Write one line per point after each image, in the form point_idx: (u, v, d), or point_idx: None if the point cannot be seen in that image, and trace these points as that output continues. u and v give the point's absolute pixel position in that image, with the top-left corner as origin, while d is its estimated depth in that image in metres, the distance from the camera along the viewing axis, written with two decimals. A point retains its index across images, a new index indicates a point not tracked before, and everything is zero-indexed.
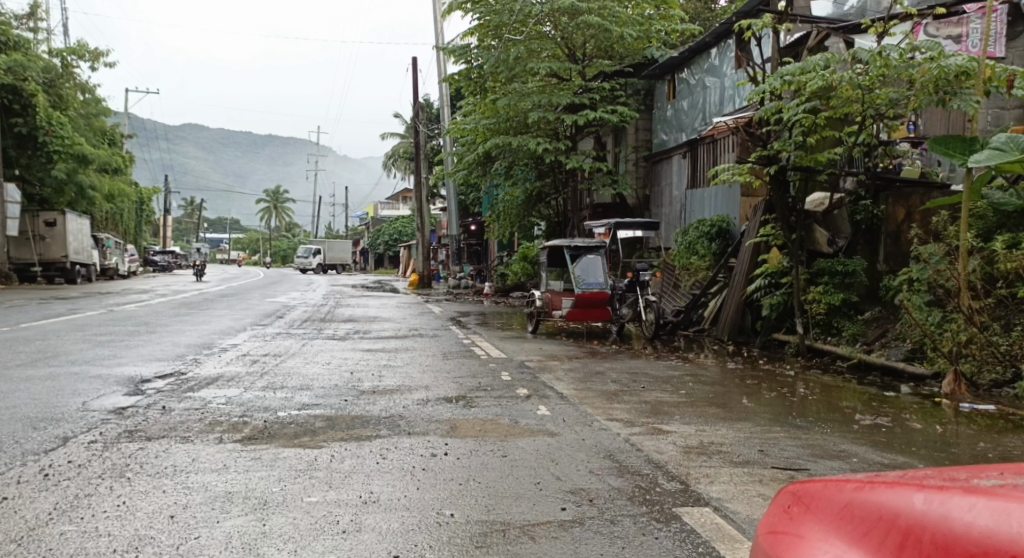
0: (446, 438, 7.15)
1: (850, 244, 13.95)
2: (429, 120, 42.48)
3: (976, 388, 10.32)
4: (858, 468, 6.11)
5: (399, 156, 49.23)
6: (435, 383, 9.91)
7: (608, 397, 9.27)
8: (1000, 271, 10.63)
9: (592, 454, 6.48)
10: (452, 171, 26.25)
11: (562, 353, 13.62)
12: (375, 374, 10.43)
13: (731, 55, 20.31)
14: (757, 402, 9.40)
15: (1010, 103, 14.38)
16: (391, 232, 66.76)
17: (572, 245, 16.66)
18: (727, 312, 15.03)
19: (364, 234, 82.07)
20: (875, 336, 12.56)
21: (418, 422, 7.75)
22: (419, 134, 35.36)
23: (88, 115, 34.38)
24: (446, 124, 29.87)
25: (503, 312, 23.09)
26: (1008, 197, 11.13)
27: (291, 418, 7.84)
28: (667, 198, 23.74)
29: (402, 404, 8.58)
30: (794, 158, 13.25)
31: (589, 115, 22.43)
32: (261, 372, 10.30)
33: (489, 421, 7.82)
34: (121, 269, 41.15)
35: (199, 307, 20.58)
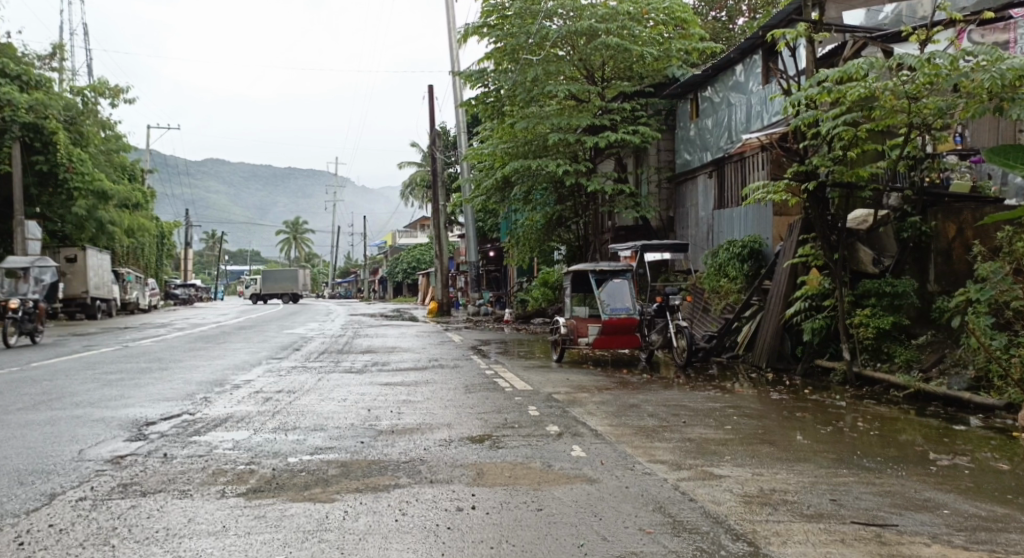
0: (473, 487, 6.35)
1: (897, 264, 13.03)
2: (445, 146, 42.00)
3: None
4: (954, 533, 5.33)
5: (417, 184, 48.71)
6: (460, 420, 9.12)
7: (647, 434, 8.46)
8: None
9: (639, 507, 5.72)
10: (470, 198, 25.51)
11: (589, 384, 12.75)
12: (394, 411, 9.64)
13: (757, 70, 19.56)
14: (814, 438, 8.58)
15: None
16: (409, 260, 66.21)
17: (597, 269, 15.87)
18: (764, 338, 14.16)
19: (383, 264, 81.52)
20: (932, 363, 11.66)
21: (442, 467, 6.96)
22: (436, 161, 34.74)
23: (110, 151, 33.82)
24: (464, 149, 29.23)
25: (526, 340, 22.28)
26: None
27: (302, 465, 7.08)
28: (694, 219, 22.91)
29: (422, 445, 7.79)
30: (835, 174, 12.36)
31: (610, 136, 21.69)
32: (272, 412, 9.52)
33: (520, 465, 7.03)
34: (142, 304, 40.60)
35: (215, 340, 19.88)
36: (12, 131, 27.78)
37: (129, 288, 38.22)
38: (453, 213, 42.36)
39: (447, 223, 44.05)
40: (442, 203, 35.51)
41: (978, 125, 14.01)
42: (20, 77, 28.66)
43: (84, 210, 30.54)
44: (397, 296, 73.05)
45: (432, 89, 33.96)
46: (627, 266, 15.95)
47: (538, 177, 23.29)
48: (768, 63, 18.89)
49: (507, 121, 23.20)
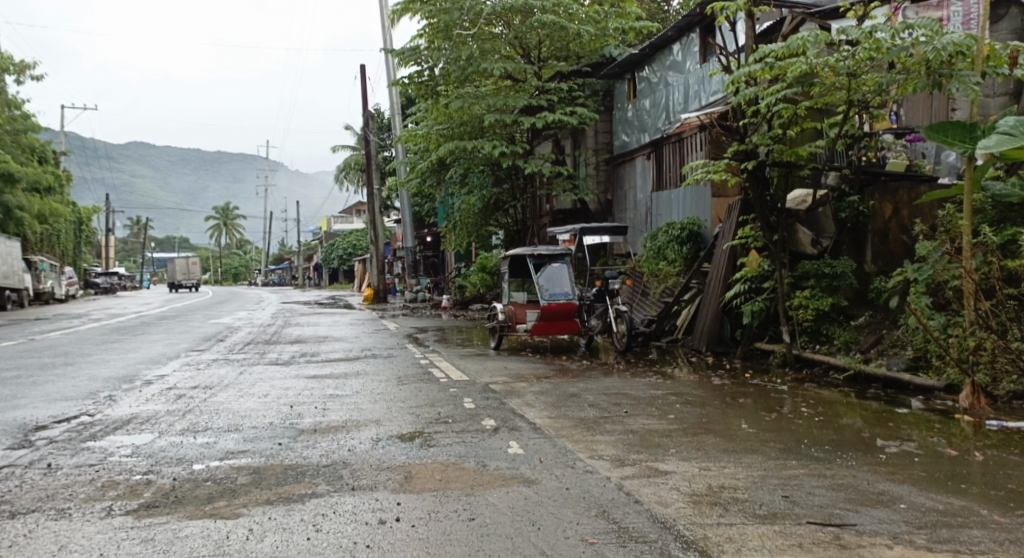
0: (399, 494, 5.84)
1: (835, 244, 12.78)
2: (379, 129, 41.19)
3: (993, 402, 9.18)
4: (915, 536, 5.01)
5: (351, 168, 47.82)
6: (391, 416, 8.59)
7: (587, 427, 8.04)
8: (1009, 266, 9.64)
9: (582, 513, 5.34)
10: (404, 181, 24.84)
11: (529, 373, 12.30)
12: (319, 407, 9.07)
13: (694, 49, 19.28)
14: (759, 426, 8.21)
15: (996, 90, 12.97)
16: (345, 246, 65.01)
17: (534, 253, 15.44)
18: (704, 322, 13.84)
19: (317, 250, 80.24)
20: (869, 344, 11.47)
21: (365, 471, 6.45)
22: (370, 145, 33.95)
23: (15, 132, 32.17)
24: (398, 131, 28.59)
25: (464, 328, 21.78)
26: (1010, 188, 9.99)
27: (208, 473, 6.49)
28: (632, 202, 22.55)
29: (347, 446, 7.25)
30: (775, 153, 12.06)
31: (548, 117, 21.26)
32: (183, 411, 8.86)
33: (453, 465, 6.53)
34: (58, 293, 39.10)
35: (133, 332, 18.96)
36: None
37: (42, 278, 36.82)
38: (390, 197, 41.56)
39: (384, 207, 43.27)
40: (377, 187, 34.80)
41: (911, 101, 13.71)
42: None
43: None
44: (333, 284, 71.83)
45: (365, 70, 33.12)
46: (566, 250, 15.55)
47: (474, 159, 22.76)
48: (706, 41, 18.64)
49: (441, 101, 22.57)
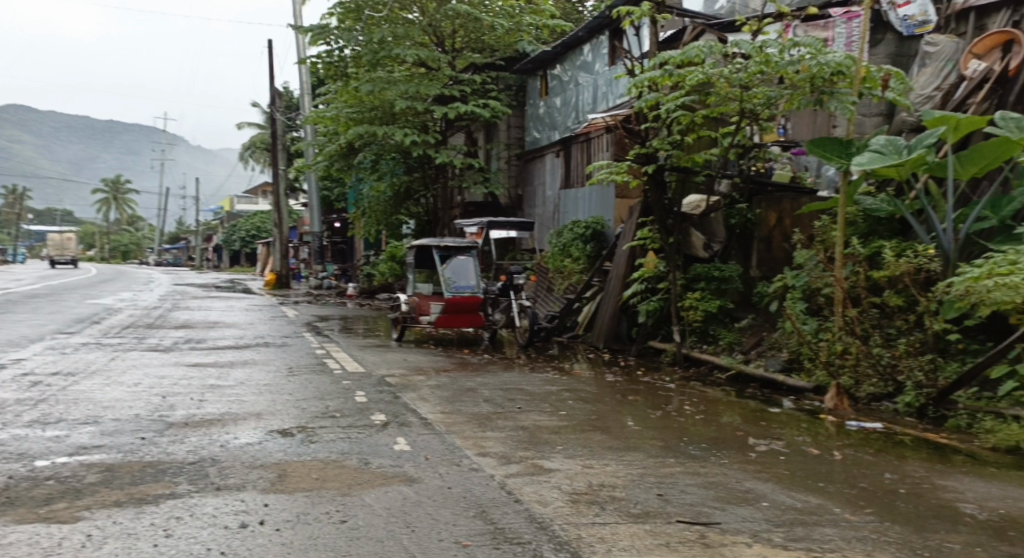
0: (267, 495, 6.20)
1: (725, 250, 13.29)
2: (286, 109, 40.64)
3: (855, 402, 9.72)
4: (771, 536, 5.41)
5: (256, 147, 47.03)
6: (273, 408, 8.75)
7: (479, 423, 8.32)
8: (874, 277, 10.17)
9: (460, 513, 5.84)
10: (311, 163, 24.73)
11: (427, 366, 12.47)
12: (192, 398, 9.16)
13: (603, 51, 19.68)
14: (643, 424, 8.54)
15: (871, 109, 13.52)
16: (249, 228, 63.88)
17: (441, 245, 15.55)
18: (602, 319, 14.22)
19: (219, 232, 78.57)
20: (751, 345, 11.97)
21: (235, 469, 6.75)
22: (276, 124, 33.54)
23: None
24: (306, 112, 28.39)
25: (366, 316, 21.81)
26: (881, 203, 10.69)
27: (51, 471, 6.61)
28: (541, 198, 22.83)
29: (217, 441, 7.46)
30: (673, 158, 12.50)
31: (460, 108, 21.42)
32: (36, 400, 8.77)
33: (332, 463, 6.91)
34: None
35: (19, 311, 18.43)
36: None
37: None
38: (296, 179, 41.08)
39: (289, 189, 42.71)
40: (281, 168, 34.44)
41: (797, 117, 14.15)
42: None
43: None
44: (234, 266, 70.56)
45: (272, 47, 32.67)
46: (473, 243, 15.68)
47: (384, 145, 22.74)
48: (614, 44, 19.01)
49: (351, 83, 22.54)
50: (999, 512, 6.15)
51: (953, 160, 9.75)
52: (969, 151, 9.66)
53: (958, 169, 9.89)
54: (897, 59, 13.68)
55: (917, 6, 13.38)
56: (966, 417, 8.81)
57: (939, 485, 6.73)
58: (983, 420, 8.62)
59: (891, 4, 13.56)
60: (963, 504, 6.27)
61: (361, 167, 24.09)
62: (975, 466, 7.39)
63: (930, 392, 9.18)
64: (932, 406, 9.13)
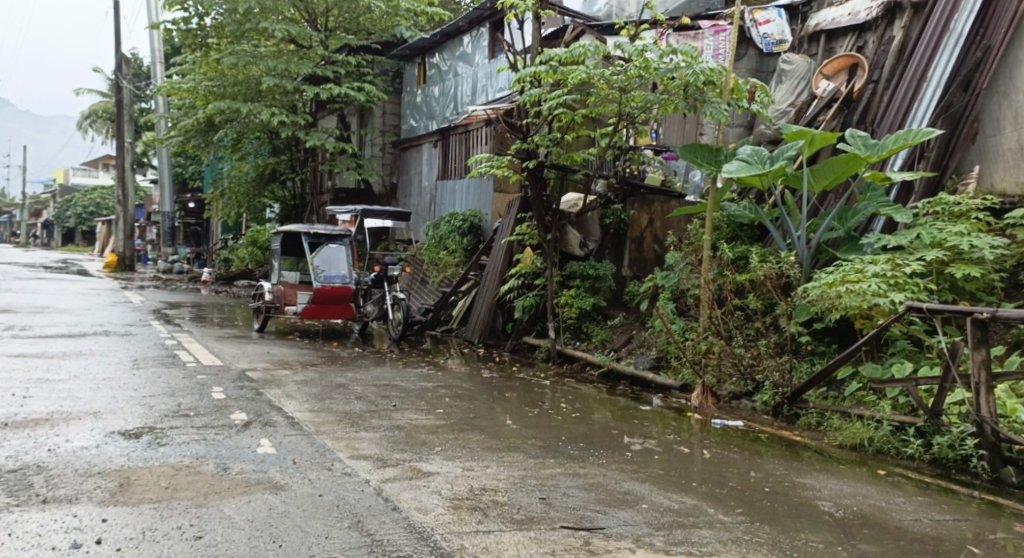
0: (105, 508, 6.30)
1: (599, 247, 13.43)
2: (137, 79, 38.91)
3: (716, 400, 10.03)
4: (644, 543, 5.75)
5: (99, 115, 44.83)
6: (110, 407, 8.78)
7: (352, 423, 8.32)
8: (736, 280, 10.47)
9: (335, 525, 6.07)
10: (164, 137, 23.94)
11: (294, 359, 12.26)
12: (17, 395, 9.14)
13: (483, 43, 19.68)
14: (522, 423, 8.61)
15: (735, 121, 13.95)
16: (87, 204, 61.03)
17: (311, 232, 15.20)
18: (479, 315, 14.23)
19: (52, 206, 74.23)
20: (621, 343, 12.13)
21: (67, 476, 6.82)
22: (122, 92, 32.14)
23: None
24: (159, 82, 27.43)
25: (225, 304, 21.20)
26: (744, 209, 10.94)
27: None
28: (417, 188, 22.72)
29: (45, 445, 7.49)
30: (552, 155, 12.62)
31: (334, 89, 21.09)
32: None
33: (185, 469, 7.01)
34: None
35: None
36: None
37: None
38: (148, 154, 39.46)
39: (137, 163, 40.90)
40: (126, 141, 33.02)
41: (669, 122, 14.53)
42: None
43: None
44: (70, 245, 67.21)
45: (119, 9, 31.25)
46: (344, 231, 15.41)
47: (246, 124, 22.28)
48: (495, 37, 19.07)
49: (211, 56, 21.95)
50: (853, 509, 6.49)
51: (805, 173, 10.01)
52: (820, 165, 9.92)
53: (812, 182, 10.12)
54: (763, 71, 14.27)
55: (776, 26, 14.08)
56: (816, 416, 9.10)
57: (799, 482, 7.03)
58: (830, 419, 8.93)
59: (752, 22, 14.21)
60: (821, 502, 6.59)
61: (223, 146, 23.46)
62: (826, 463, 7.73)
63: (784, 391, 9.40)
64: (786, 405, 9.36)
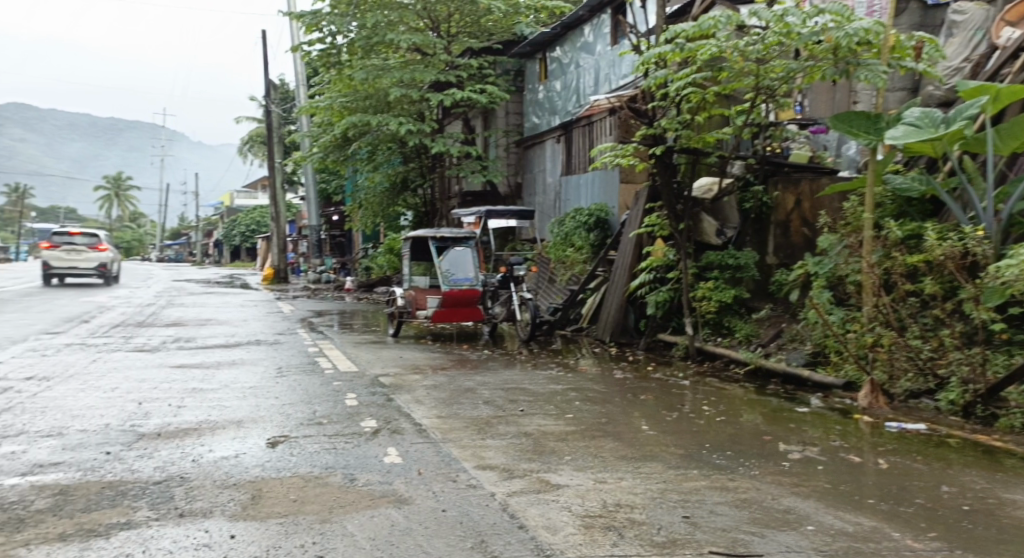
0: (236, 523, 5.79)
1: (738, 236, 12.49)
2: (284, 102, 39.99)
3: (891, 400, 8.88)
4: None
5: (254, 141, 46.51)
6: (254, 415, 8.42)
7: (478, 429, 7.62)
8: (906, 262, 9.25)
9: (454, 545, 5.38)
10: (307, 154, 23.80)
11: (424, 363, 11.76)
12: (169, 405, 8.97)
13: (605, 30, 18.85)
14: (660, 429, 7.71)
15: (897, 83, 12.66)
16: (248, 223, 63.80)
17: (437, 235, 14.74)
18: (609, 311, 13.37)
19: (220, 226, 77.95)
20: (770, 338, 11.10)
21: (206, 489, 6.36)
22: (269, 116, 32.98)
23: None
24: (302, 102, 27.93)
25: (363, 311, 21.15)
26: (911, 183, 9.74)
27: (7, 492, 6.34)
28: (541, 186, 22.02)
29: (190, 456, 7.11)
30: (682, 139, 11.66)
31: (457, 94, 20.61)
32: (8, 410, 8.72)
33: (314, 481, 6.45)
34: None
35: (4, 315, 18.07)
36: None
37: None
38: (294, 172, 40.42)
39: (288, 182, 42.02)
40: (278, 161, 33.89)
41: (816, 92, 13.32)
42: None
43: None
44: (235, 261, 70.31)
45: (265, 36, 32.18)
46: (470, 233, 14.88)
47: (377, 137, 21.95)
48: (617, 21, 18.19)
49: (346, 73, 21.98)
50: None
51: (990, 134, 8.81)
52: (1007, 123, 8.71)
53: (998, 145, 8.94)
54: (928, 24, 12.96)
55: None
56: (1020, 417, 7.86)
57: (1006, 500, 5.88)
58: None
59: None
60: None
61: (357, 159, 23.46)
62: None
63: (976, 388, 8.26)
64: (980, 404, 8.20)
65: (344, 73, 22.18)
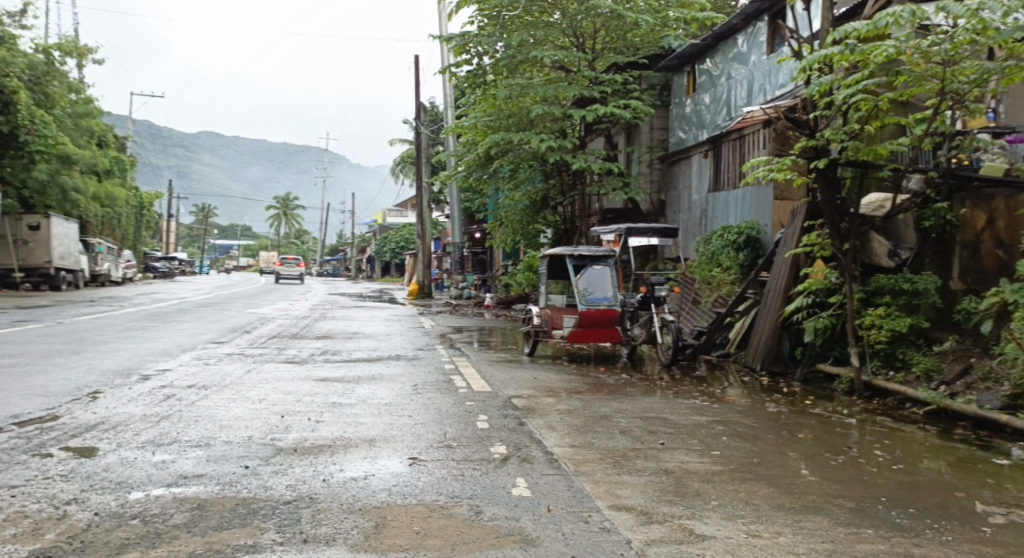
0: (357, 555, 5.20)
1: (917, 257, 11.30)
2: (431, 122, 40.39)
3: None
4: None
5: (405, 162, 47.22)
6: (389, 433, 7.96)
7: (615, 463, 6.91)
8: None
9: None
10: (451, 172, 23.79)
11: (559, 385, 11.10)
12: (309, 419, 8.64)
13: (760, 39, 17.88)
14: (825, 475, 6.81)
15: None
16: (397, 240, 65.06)
17: (574, 253, 14.08)
18: (760, 337, 12.35)
19: (371, 243, 79.87)
20: (955, 375, 9.88)
21: (332, 513, 5.79)
22: (420, 137, 33.27)
23: (76, 115, 33.31)
24: (450, 122, 27.99)
25: (502, 328, 20.74)
26: None
27: (143, 506, 6.02)
28: (686, 202, 21.07)
29: (322, 474, 6.63)
30: (849, 151, 10.63)
31: (600, 109, 19.92)
32: (160, 417, 8.60)
33: (438, 511, 5.77)
34: (114, 275, 41.49)
35: (159, 324, 18.56)
36: None
37: (99, 260, 39.00)
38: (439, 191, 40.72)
39: (433, 200, 42.45)
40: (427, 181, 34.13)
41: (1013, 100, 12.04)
42: None
43: (45, 175, 29.94)
44: (383, 277, 71.76)
45: (418, 62, 32.65)
46: (609, 251, 14.15)
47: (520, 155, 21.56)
48: (775, 27, 17.20)
49: (489, 92, 21.61)
50: None
51: None
52: None
53: None
54: None
55: None
56: None
57: None
58: None
59: None
60: None
61: (498, 176, 23.05)
62: None
63: None
64: None
65: (489, 94, 21.77)
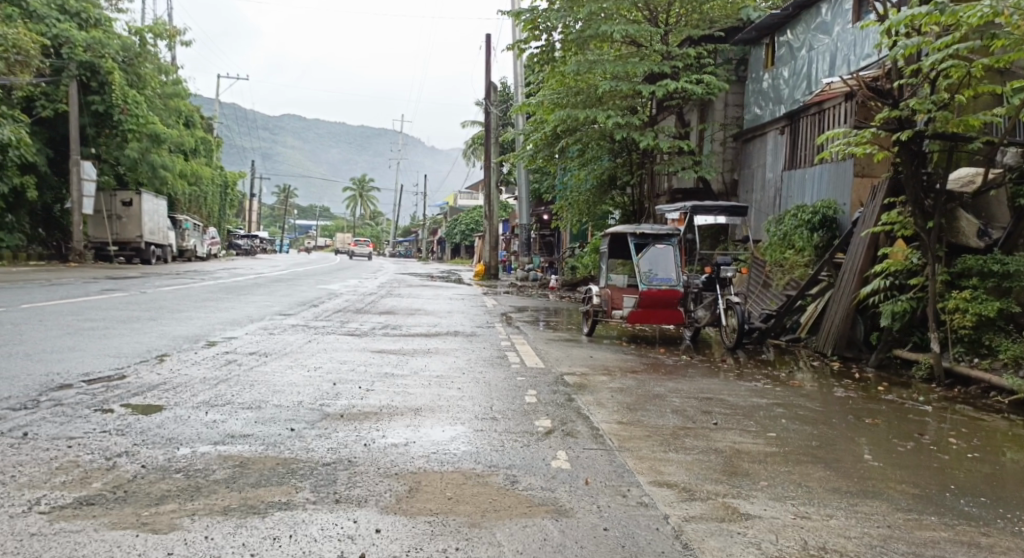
0: (385, 517, 5.15)
1: (1009, 236, 10.74)
2: (502, 102, 40.23)
3: None
4: None
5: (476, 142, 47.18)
6: (435, 404, 7.87)
7: (662, 441, 6.72)
8: None
9: None
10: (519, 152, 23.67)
11: (616, 364, 10.92)
12: (360, 388, 8.61)
13: (845, 8, 17.29)
14: (888, 460, 6.51)
15: None
16: (468, 222, 65.06)
17: (637, 232, 13.81)
18: (833, 321, 11.95)
19: (443, 224, 80.25)
20: None
21: (369, 476, 5.72)
22: (490, 116, 33.17)
23: (167, 96, 33.90)
24: (520, 100, 27.82)
25: (567, 308, 20.59)
26: None
27: (188, 462, 6.02)
28: (759, 182, 20.61)
29: (364, 440, 6.57)
30: (936, 122, 10.15)
31: (669, 85, 19.47)
32: (218, 381, 8.66)
33: (474, 479, 5.67)
34: (199, 251, 42.48)
35: (232, 297, 18.86)
36: (70, 69, 27.53)
37: (186, 236, 40.00)
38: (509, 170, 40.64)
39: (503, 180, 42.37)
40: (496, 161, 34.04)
41: None
42: (79, 14, 28.41)
43: (136, 153, 30.65)
44: (454, 258, 72.11)
45: (490, 41, 32.51)
46: (673, 230, 13.86)
47: (590, 134, 21.32)
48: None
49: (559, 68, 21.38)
50: None
51: None
52: None
53: None
54: None
55: None
56: None
57: None
58: None
59: None
60: None
61: (567, 156, 22.81)
62: None
63: None
64: None
65: (558, 71, 21.54)
